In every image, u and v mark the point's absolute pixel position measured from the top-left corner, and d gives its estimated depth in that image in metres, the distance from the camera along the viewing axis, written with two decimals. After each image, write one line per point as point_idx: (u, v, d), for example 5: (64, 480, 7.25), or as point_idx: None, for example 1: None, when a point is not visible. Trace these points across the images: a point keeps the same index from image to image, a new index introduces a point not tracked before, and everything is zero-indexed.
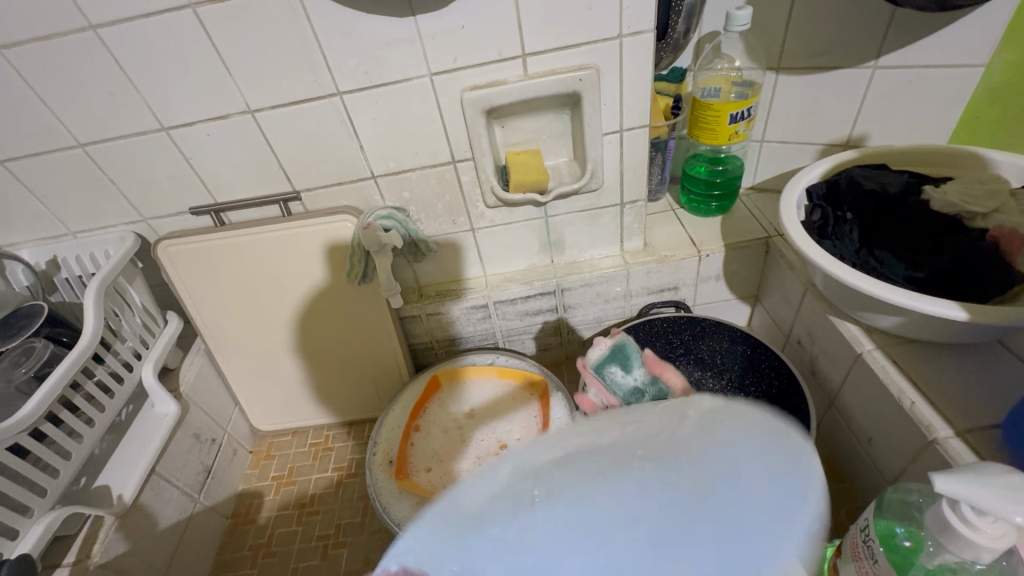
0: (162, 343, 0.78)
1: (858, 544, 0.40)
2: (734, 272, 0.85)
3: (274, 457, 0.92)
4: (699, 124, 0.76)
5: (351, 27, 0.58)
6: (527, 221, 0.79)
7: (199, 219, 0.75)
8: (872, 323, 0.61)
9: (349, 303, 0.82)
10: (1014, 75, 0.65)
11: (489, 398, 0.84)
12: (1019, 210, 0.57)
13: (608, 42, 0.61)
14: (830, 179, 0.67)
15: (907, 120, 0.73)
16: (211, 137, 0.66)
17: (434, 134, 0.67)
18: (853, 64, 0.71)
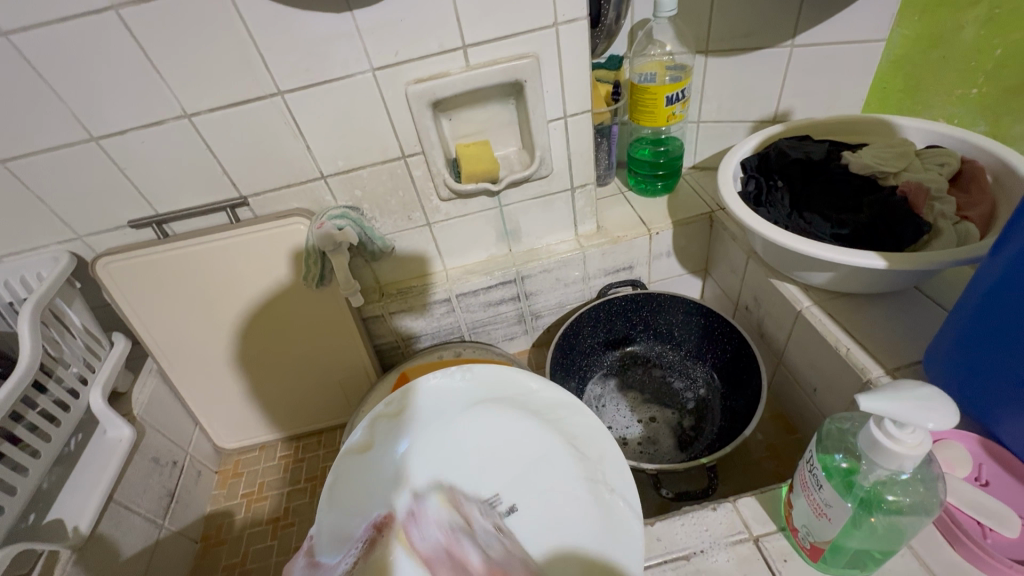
0: (109, 365, 0.74)
1: (805, 474, 0.44)
2: (683, 248, 0.89)
3: (242, 474, 0.89)
4: (639, 108, 0.80)
5: (288, 25, 0.57)
6: (482, 212, 0.80)
7: (139, 233, 0.72)
8: (808, 281, 0.66)
9: (309, 308, 0.80)
10: (910, 48, 0.72)
11: None
12: (924, 168, 0.64)
13: (545, 30, 0.63)
14: (761, 152, 0.72)
15: (825, 93, 0.79)
16: (146, 144, 0.63)
17: (381, 129, 0.67)
18: (772, 44, 0.76)
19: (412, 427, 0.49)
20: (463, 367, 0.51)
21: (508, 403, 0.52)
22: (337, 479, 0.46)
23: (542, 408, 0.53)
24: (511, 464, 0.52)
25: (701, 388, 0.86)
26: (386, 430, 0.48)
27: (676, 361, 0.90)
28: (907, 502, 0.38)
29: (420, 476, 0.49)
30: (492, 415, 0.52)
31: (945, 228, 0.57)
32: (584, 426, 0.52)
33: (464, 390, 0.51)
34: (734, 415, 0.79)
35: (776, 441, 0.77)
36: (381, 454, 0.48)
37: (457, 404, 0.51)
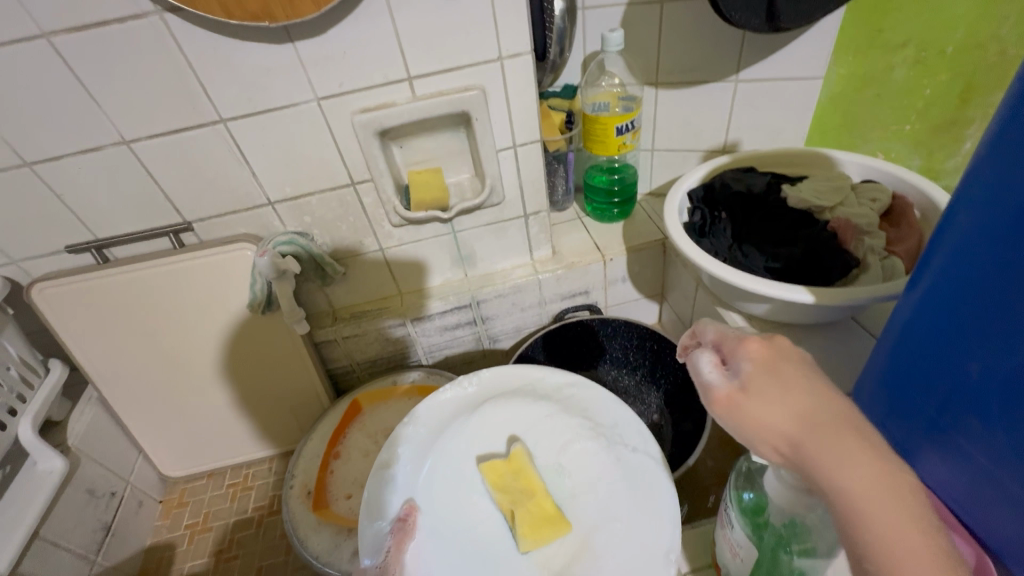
0: (42, 394, 0.71)
1: (723, 513, 0.45)
2: (638, 274, 0.90)
3: (187, 504, 0.86)
4: (591, 137, 0.81)
5: (228, 54, 0.57)
6: (435, 237, 0.80)
7: (78, 258, 0.70)
8: (749, 311, 0.67)
9: (258, 333, 0.79)
10: (845, 86, 0.75)
11: None
12: (858, 203, 0.66)
13: (490, 64, 0.64)
14: (707, 183, 0.74)
15: (770, 126, 0.82)
16: (82, 169, 0.62)
17: (328, 157, 0.67)
18: (718, 78, 0.78)
19: (439, 432, 0.56)
20: (470, 375, 0.59)
21: (517, 394, 0.58)
22: (372, 489, 0.51)
23: (553, 394, 0.58)
24: (543, 446, 0.56)
25: (654, 414, 0.86)
26: (411, 440, 0.54)
27: (631, 386, 0.90)
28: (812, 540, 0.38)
29: (449, 473, 0.53)
30: (509, 405, 0.58)
31: (872, 263, 0.59)
32: (595, 403, 0.57)
33: (477, 394, 0.59)
34: (685, 442, 0.80)
35: (724, 468, 0.78)
36: (409, 461, 0.53)
37: (471, 404, 0.58)
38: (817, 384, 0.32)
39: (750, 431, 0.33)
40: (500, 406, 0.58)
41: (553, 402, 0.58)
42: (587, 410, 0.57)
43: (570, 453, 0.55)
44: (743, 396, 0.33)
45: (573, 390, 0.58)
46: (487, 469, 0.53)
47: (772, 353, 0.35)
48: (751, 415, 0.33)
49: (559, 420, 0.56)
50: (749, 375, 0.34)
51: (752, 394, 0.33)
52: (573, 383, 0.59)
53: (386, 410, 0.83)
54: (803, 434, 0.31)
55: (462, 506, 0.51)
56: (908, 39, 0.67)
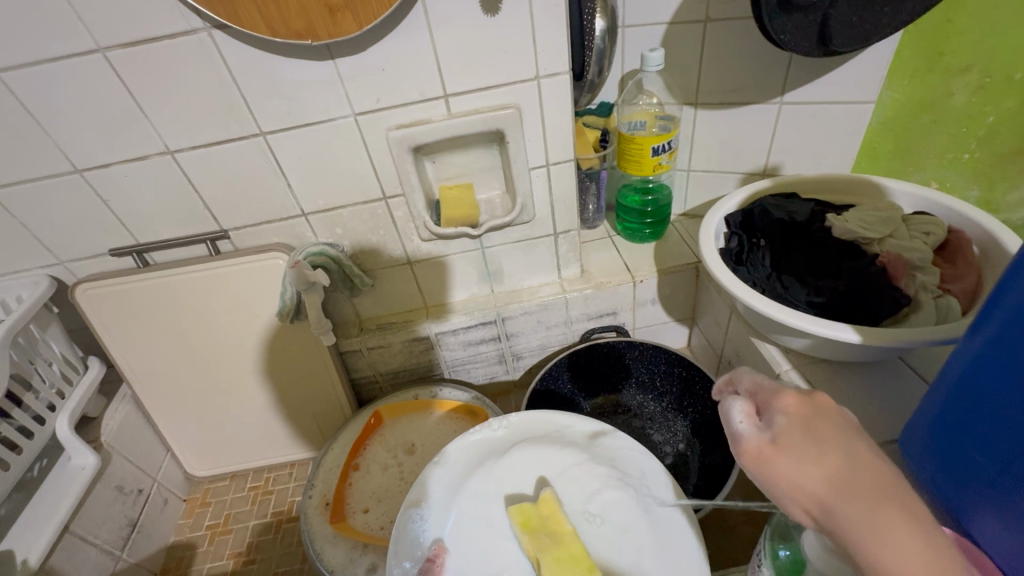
0: (80, 391, 0.74)
1: (756, 566, 0.44)
2: (668, 296, 0.88)
3: (209, 504, 0.88)
4: (625, 156, 0.80)
5: (269, 70, 0.58)
6: (463, 253, 0.80)
7: (120, 261, 0.73)
8: (788, 345, 0.64)
9: (286, 341, 0.80)
10: (900, 110, 0.71)
11: (432, 431, 0.82)
12: (909, 236, 0.62)
13: (527, 83, 0.63)
14: (745, 208, 0.71)
15: (815, 150, 0.78)
16: (128, 177, 0.64)
17: (362, 171, 0.68)
18: (761, 100, 0.76)
19: (468, 475, 0.55)
20: (500, 418, 0.59)
21: (546, 440, 0.57)
22: (399, 534, 0.51)
23: (584, 443, 0.57)
24: (573, 496, 0.54)
25: (680, 443, 0.83)
26: (439, 482, 0.54)
27: (657, 413, 0.87)
28: None
29: (476, 519, 0.52)
30: (541, 451, 0.56)
31: (925, 301, 0.55)
32: (628, 456, 0.55)
33: (506, 437, 0.58)
34: (711, 475, 0.76)
35: (753, 506, 0.74)
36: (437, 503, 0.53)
37: (500, 448, 0.57)
38: (855, 445, 0.31)
39: (782, 488, 0.32)
40: (531, 451, 0.56)
41: (584, 451, 0.56)
42: (617, 461, 0.55)
43: (603, 504, 0.53)
44: (774, 451, 0.32)
45: (605, 440, 0.57)
46: (514, 512, 0.51)
47: (808, 410, 0.33)
48: (782, 472, 0.32)
49: (591, 471, 0.55)
50: (783, 430, 0.33)
51: (784, 451, 0.32)
52: (604, 433, 0.57)
53: (408, 423, 0.84)
54: (835, 498, 0.30)
55: (490, 555, 0.50)
56: (972, 63, 0.65)
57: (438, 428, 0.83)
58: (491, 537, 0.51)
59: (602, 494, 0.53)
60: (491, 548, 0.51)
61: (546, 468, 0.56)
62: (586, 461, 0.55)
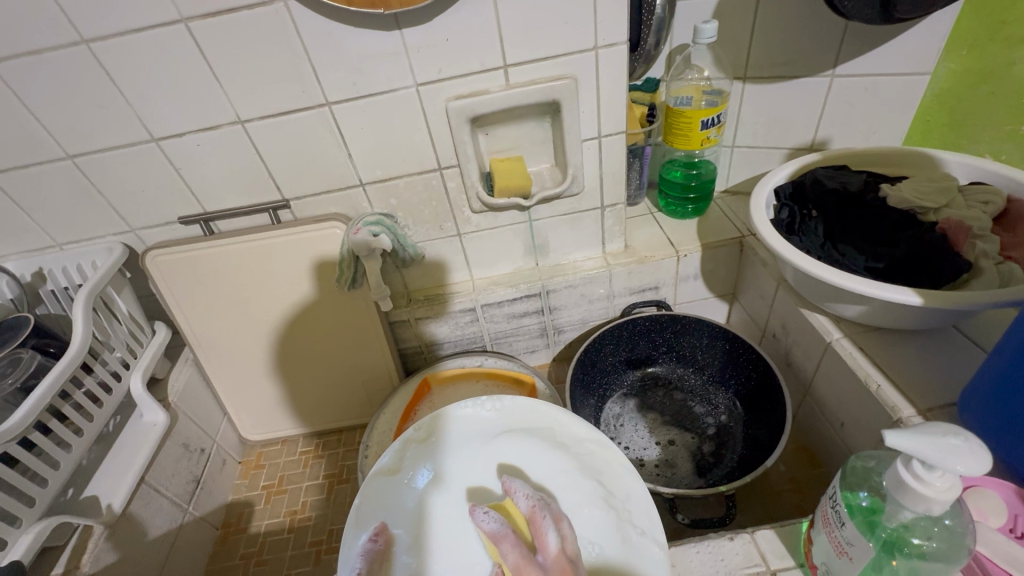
0: (149, 353, 0.78)
1: (827, 510, 0.43)
2: (711, 272, 0.89)
3: (264, 466, 0.92)
4: (672, 131, 0.80)
5: (339, 40, 0.60)
6: (511, 225, 0.81)
7: (188, 229, 0.76)
8: (838, 313, 0.65)
9: (339, 309, 0.83)
10: (956, 81, 0.71)
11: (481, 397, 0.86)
12: (967, 205, 0.62)
13: (584, 54, 0.64)
14: (796, 180, 0.72)
15: (865, 124, 0.78)
16: (201, 146, 0.67)
17: (421, 142, 0.70)
18: (812, 73, 0.76)
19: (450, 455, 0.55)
20: (493, 398, 0.57)
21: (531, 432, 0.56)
22: (366, 496, 0.52)
23: (574, 448, 0.55)
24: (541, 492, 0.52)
25: (722, 415, 0.84)
26: (414, 454, 0.55)
27: (698, 386, 0.89)
28: (932, 547, 0.37)
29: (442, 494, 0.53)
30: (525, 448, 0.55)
31: (987, 267, 0.56)
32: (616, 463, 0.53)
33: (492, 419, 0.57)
34: (756, 444, 0.78)
35: (799, 474, 0.75)
36: (409, 475, 0.54)
37: (487, 431, 0.56)
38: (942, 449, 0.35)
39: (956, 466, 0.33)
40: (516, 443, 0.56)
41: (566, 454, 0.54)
42: (596, 468, 0.53)
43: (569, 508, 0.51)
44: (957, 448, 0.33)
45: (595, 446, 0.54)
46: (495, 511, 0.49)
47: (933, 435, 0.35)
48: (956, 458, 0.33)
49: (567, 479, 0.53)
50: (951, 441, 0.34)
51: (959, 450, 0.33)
52: (596, 440, 0.54)
53: (456, 390, 0.87)
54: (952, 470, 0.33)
55: (450, 539, 0.51)
56: None
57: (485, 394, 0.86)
58: (458, 528, 0.51)
59: (578, 506, 0.51)
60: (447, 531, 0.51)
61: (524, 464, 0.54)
62: (570, 468, 0.53)
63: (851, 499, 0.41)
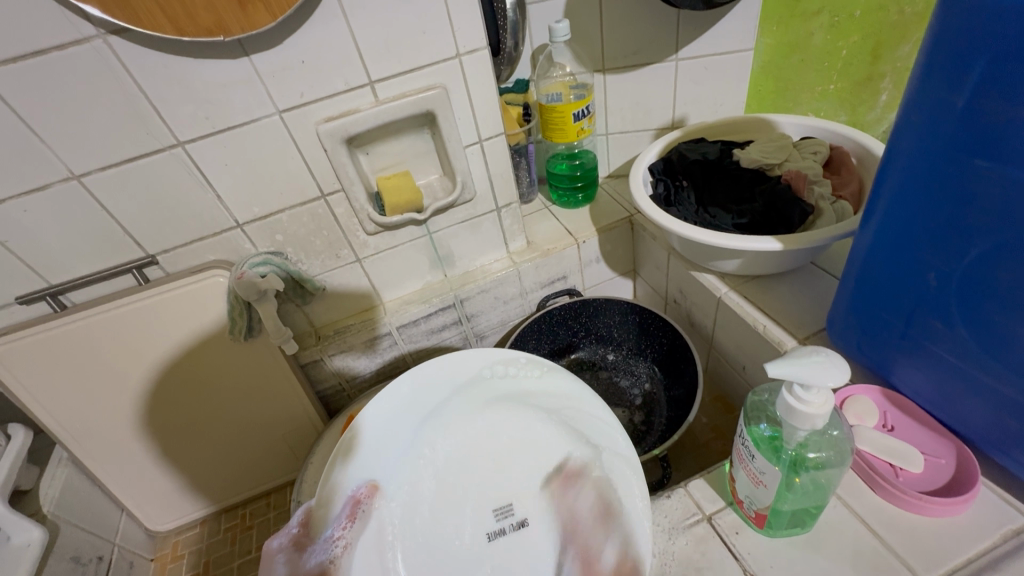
0: (7, 464, 0.65)
1: (740, 448, 0.47)
2: (611, 253, 0.94)
3: (183, 556, 0.82)
4: (550, 126, 0.84)
5: (181, 73, 0.55)
6: (411, 241, 0.80)
7: (31, 309, 0.65)
8: (720, 269, 0.73)
9: (243, 362, 0.76)
10: (774, 53, 0.82)
11: None
12: (801, 157, 0.72)
13: (449, 62, 0.65)
14: (664, 157, 0.79)
15: (712, 100, 0.87)
16: (29, 212, 0.58)
17: (296, 171, 0.66)
18: (659, 60, 0.83)
19: (465, 409, 0.57)
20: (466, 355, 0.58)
21: (513, 401, 0.58)
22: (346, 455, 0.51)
23: (575, 424, 0.57)
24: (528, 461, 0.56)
25: (646, 383, 0.89)
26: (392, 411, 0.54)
27: (620, 361, 0.93)
28: (824, 457, 0.42)
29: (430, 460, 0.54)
30: (524, 408, 0.58)
31: (825, 207, 0.65)
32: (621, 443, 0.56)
33: (471, 386, 0.57)
34: (678, 402, 0.83)
35: (718, 422, 0.82)
36: (390, 430, 0.53)
37: (472, 396, 0.57)
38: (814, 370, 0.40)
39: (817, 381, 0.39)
40: (517, 409, 0.58)
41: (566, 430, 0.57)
42: (574, 424, 0.57)
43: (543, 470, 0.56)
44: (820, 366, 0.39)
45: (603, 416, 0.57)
46: (483, 483, 0.55)
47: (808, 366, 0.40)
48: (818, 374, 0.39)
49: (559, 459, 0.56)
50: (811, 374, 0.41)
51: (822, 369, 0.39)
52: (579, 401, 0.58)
53: None
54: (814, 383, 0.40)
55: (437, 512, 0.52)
56: (821, 6, 0.76)
57: None
58: (447, 502, 0.53)
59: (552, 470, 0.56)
60: (420, 500, 0.52)
61: (518, 431, 0.57)
62: (551, 436, 0.57)
63: (753, 430, 0.46)
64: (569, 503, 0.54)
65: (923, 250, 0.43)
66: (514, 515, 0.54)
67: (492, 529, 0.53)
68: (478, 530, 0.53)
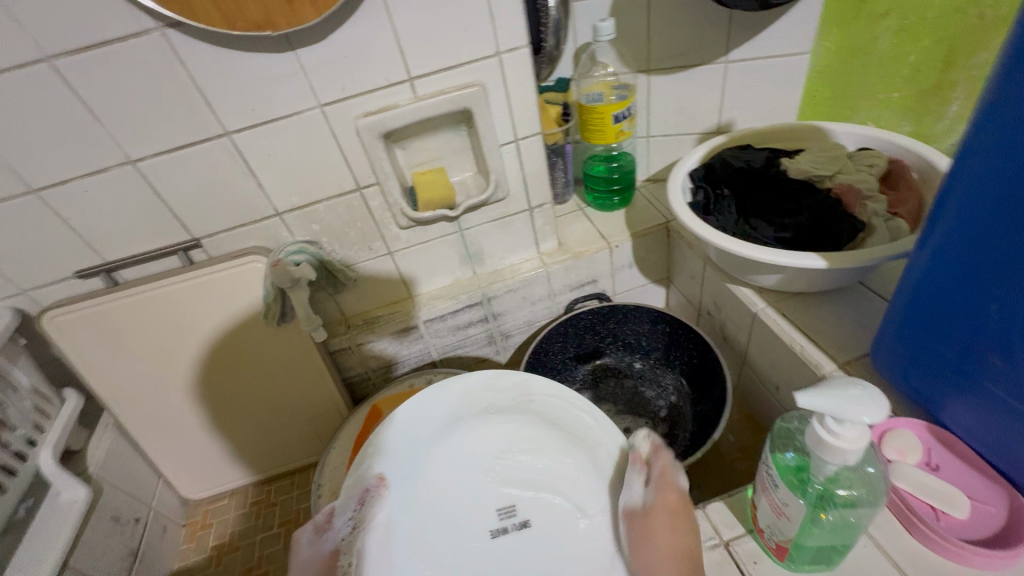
0: (59, 425, 0.70)
1: (763, 475, 0.45)
2: (644, 259, 0.91)
3: (211, 525, 0.86)
4: (588, 127, 0.82)
5: (230, 66, 0.57)
6: (443, 237, 0.80)
7: (87, 283, 0.70)
8: (759, 284, 0.69)
9: (276, 345, 0.79)
10: (833, 58, 0.77)
11: None
12: (856, 170, 0.68)
13: (489, 60, 0.65)
14: (706, 163, 0.76)
15: (762, 105, 0.83)
16: (89, 192, 0.62)
17: (335, 164, 0.68)
18: (707, 62, 0.80)
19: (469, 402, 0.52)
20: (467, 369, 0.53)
21: (519, 406, 0.52)
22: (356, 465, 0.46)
23: (576, 424, 0.53)
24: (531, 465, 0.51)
25: (672, 395, 0.86)
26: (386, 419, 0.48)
27: (647, 371, 0.91)
28: (856, 495, 0.40)
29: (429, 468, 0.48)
30: (528, 411, 0.52)
31: (878, 224, 0.61)
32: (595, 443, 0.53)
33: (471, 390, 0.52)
34: (703, 418, 0.80)
35: (746, 442, 0.79)
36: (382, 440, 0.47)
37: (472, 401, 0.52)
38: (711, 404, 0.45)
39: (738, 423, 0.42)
40: (522, 412, 0.52)
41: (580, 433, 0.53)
42: (575, 428, 0.53)
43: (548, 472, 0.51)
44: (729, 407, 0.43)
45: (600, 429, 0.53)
46: (485, 487, 0.49)
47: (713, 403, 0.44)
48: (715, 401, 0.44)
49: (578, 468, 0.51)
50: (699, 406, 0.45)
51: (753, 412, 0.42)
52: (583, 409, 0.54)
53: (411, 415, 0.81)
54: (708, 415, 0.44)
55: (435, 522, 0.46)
56: (889, 8, 0.70)
57: None
58: (447, 510, 0.47)
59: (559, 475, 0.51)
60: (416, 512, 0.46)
61: (524, 437, 0.51)
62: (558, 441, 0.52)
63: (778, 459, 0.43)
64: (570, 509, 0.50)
65: (985, 279, 0.40)
66: (517, 515, 0.49)
67: (495, 526, 0.48)
68: (481, 525, 0.48)
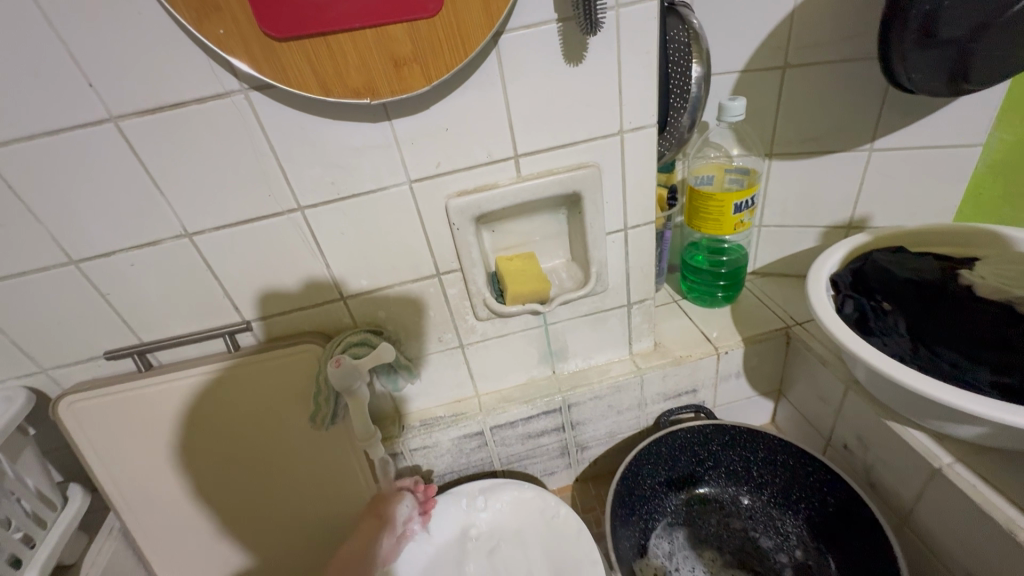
0: (53, 537, 0.58)
1: None
2: (754, 368, 0.76)
3: None
4: (700, 214, 0.70)
5: (314, 134, 0.48)
6: (524, 330, 0.68)
7: (117, 364, 0.60)
8: (950, 433, 0.53)
9: (321, 449, 0.66)
10: (1010, 152, 0.65)
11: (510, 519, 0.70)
12: None
13: (609, 139, 0.55)
14: (856, 267, 0.63)
15: (910, 199, 0.70)
16: (136, 266, 0.53)
17: (415, 246, 0.58)
18: (849, 147, 0.69)
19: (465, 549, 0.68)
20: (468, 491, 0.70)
21: (497, 493, 0.71)
22: None
23: (526, 508, 0.70)
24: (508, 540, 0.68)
25: (796, 550, 0.68)
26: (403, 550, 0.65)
27: (758, 510, 0.73)
28: None
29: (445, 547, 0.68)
30: (506, 500, 0.70)
31: None
32: (520, 529, 0.69)
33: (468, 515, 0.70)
34: None
35: None
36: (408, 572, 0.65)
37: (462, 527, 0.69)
38: None
39: None
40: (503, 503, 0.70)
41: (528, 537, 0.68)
42: (524, 500, 0.70)
43: (514, 537, 0.68)
44: None
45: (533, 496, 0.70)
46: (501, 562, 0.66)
47: None
48: None
49: None
50: None
51: None
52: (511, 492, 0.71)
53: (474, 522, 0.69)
54: None
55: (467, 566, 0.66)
56: None
57: (506, 518, 0.70)
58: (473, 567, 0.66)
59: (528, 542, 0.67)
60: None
61: (504, 520, 0.70)
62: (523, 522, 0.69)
63: None
64: (538, 545, 0.67)
65: None
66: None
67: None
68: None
